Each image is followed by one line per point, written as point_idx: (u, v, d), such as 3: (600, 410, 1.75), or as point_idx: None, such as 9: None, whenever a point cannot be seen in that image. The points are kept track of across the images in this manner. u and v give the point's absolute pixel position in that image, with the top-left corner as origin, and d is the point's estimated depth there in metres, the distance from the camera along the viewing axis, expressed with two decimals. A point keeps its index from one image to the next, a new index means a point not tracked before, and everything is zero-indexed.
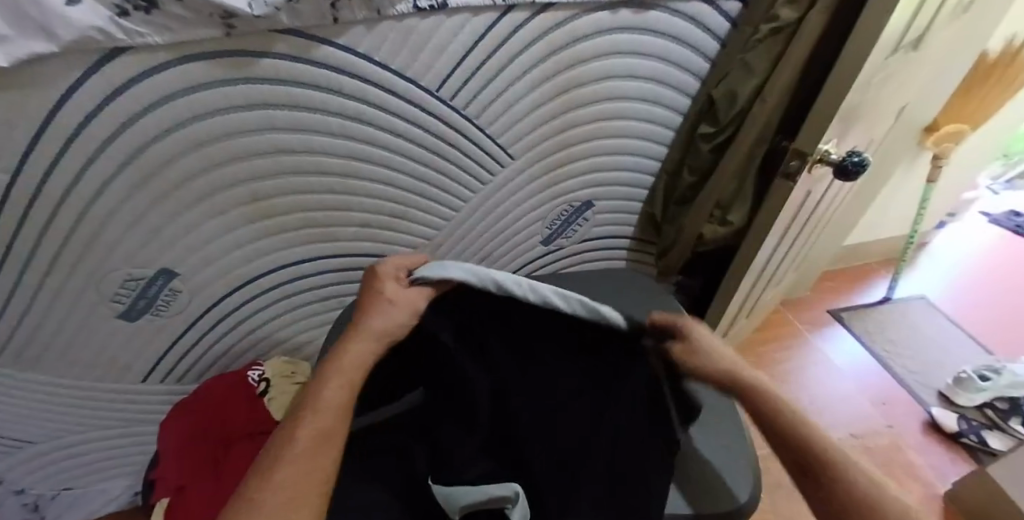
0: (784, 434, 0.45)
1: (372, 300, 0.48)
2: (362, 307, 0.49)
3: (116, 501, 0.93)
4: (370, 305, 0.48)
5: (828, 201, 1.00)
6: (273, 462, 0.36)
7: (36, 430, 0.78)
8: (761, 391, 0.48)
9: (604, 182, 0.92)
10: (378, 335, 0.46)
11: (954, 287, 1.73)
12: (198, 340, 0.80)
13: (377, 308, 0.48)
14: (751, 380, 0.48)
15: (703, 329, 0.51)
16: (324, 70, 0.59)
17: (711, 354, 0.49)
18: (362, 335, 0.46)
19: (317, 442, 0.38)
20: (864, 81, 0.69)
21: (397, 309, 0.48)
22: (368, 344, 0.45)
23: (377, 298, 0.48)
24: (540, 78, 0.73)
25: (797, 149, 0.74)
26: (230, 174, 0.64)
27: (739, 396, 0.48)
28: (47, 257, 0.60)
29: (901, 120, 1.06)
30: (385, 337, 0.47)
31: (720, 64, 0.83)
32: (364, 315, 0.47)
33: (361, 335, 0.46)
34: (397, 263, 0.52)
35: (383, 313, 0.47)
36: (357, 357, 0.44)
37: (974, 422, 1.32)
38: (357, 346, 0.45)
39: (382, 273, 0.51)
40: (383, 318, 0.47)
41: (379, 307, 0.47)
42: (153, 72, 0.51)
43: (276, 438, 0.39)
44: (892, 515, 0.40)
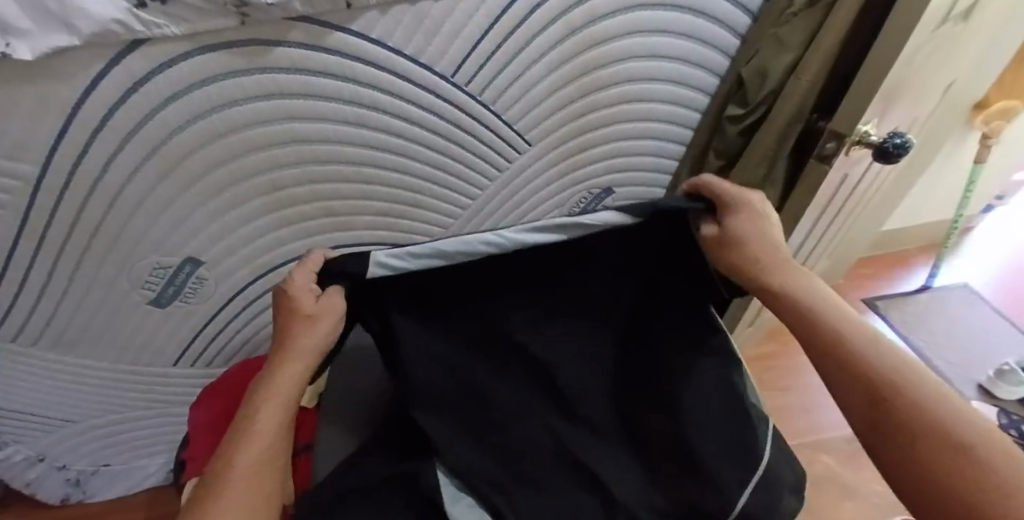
0: (828, 346, 0.41)
1: (290, 314, 0.45)
2: (283, 324, 0.46)
3: (151, 478, 0.97)
4: (291, 320, 0.45)
5: (865, 185, 0.95)
6: (209, 492, 0.38)
7: (77, 410, 0.82)
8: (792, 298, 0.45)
9: (626, 168, 0.90)
10: (306, 360, 0.45)
11: (1000, 275, 1.64)
12: (224, 327, 0.82)
13: (299, 325, 0.45)
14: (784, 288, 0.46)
15: (748, 219, 0.49)
16: (338, 58, 0.59)
17: (744, 245, 0.47)
18: (292, 357, 0.44)
19: (255, 470, 0.39)
20: (908, 57, 0.64)
21: (322, 321, 0.45)
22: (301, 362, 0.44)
23: (296, 316, 0.45)
24: (558, 59, 0.71)
25: (836, 129, 0.70)
26: (250, 165, 0.64)
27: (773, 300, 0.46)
28: (79, 247, 0.62)
29: (948, 99, 1.00)
30: (318, 351, 0.45)
31: (751, 40, 0.79)
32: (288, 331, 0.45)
33: (292, 356, 0.44)
34: (306, 271, 0.47)
35: (309, 330, 0.45)
36: (291, 379, 0.44)
37: (1015, 416, 1.25)
38: (289, 367, 0.44)
39: (291, 287, 0.45)
40: (307, 342, 0.45)
41: (303, 328, 0.45)
42: (171, 64, 0.51)
43: (217, 463, 0.40)
44: (956, 425, 0.33)
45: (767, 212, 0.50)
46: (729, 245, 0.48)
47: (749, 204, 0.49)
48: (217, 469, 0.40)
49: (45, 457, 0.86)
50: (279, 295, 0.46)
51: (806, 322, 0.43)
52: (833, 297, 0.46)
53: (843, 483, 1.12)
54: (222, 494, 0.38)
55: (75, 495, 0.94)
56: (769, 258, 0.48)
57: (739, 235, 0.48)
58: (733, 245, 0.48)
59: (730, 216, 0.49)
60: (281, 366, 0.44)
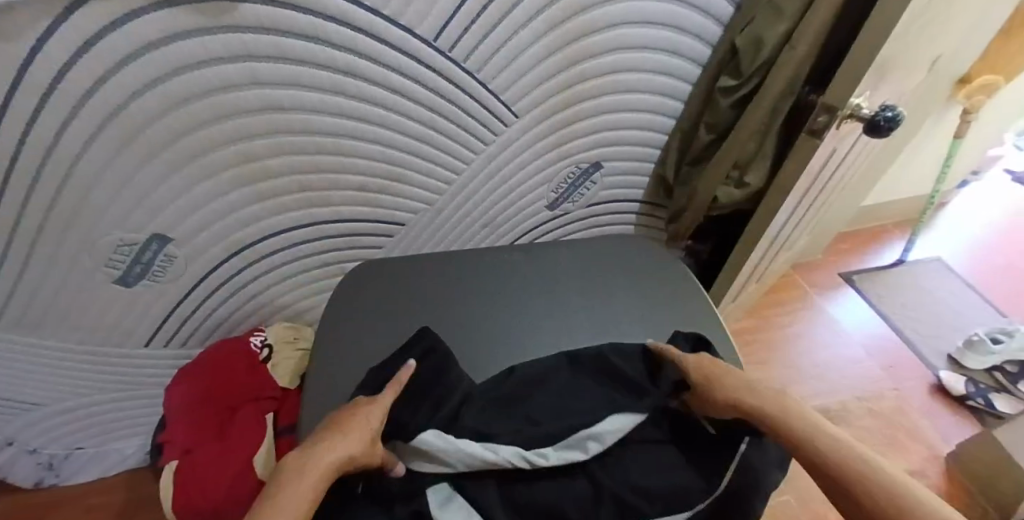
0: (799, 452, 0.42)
1: (355, 409, 0.47)
2: (347, 414, 0.47)
3: (128, 460, 0.95)
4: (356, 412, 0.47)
5: (851, 159, 0.95)
6: None
7: (44, 393, 0.79)
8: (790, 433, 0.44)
9: (614, 141, 0.88)
10: (369, 433, 0.44)
11: (972, 249, 1.68)
12: (198, 306, 0.79)
13: (363, 413, 0.47)
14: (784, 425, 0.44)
15: (706, 373, 0.51)
16: (309, 17, 0.54)
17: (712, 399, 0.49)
18: (352, 429, 0.44)
19: None
20: (907, 27, 0.62)
21: (379, 412, 0.47)
22: (359, 436, 0.43)
23: (365, 407, 0.47)
24: (546, 26, 0.68)
25: (827, 103, 0.69)
26: (218, 134, 0.61)
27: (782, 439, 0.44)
28: (35, 223, 0.58)
29: (934, 71, 0.99)
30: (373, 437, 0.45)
31: (745, 6, 0.76)
32: (349, 415, 0.46)
33: (354, 427, 0.44)
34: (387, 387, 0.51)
35: (368, 415, 0.46)
36: (350, 445, 0.42)
37: (981, 385, 1.31)
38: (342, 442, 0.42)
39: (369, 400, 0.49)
40: (368, 423, 0.45)
41: (370, 415, 0.47)
42: (126, 21, 0.47)
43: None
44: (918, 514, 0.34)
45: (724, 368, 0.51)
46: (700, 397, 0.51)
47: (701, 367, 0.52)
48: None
49: (14, 441, 0.83)
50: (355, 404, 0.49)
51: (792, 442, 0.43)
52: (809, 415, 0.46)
53: None
54: None
55: (48, 478, 0.91)
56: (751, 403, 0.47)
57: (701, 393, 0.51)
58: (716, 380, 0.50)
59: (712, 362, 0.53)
60: (343, 430, 0.44)
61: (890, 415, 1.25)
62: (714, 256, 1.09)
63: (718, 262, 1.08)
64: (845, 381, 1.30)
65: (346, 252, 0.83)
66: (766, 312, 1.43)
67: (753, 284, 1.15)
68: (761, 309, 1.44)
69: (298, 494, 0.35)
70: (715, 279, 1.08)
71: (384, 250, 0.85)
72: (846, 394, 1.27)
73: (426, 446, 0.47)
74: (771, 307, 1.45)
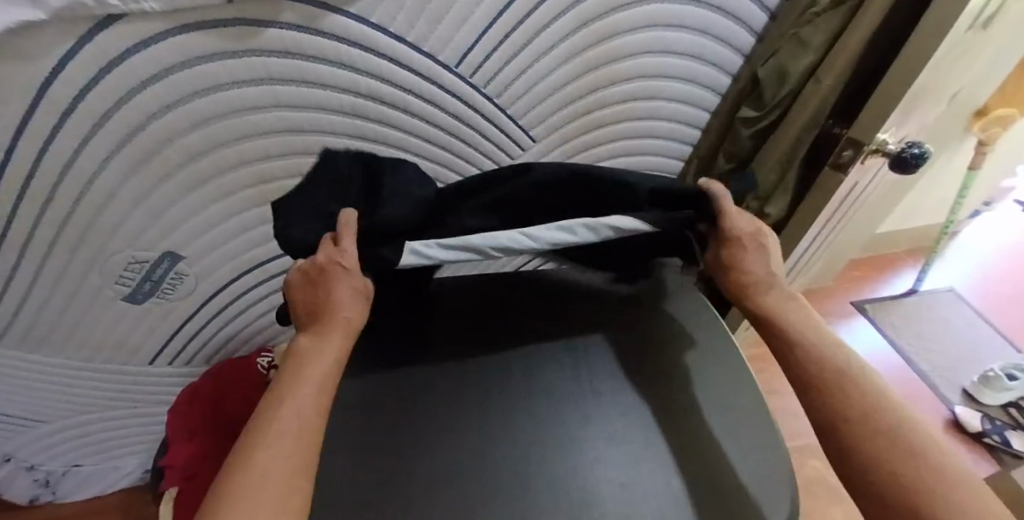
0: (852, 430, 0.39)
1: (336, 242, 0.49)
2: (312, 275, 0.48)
3: (127, 477, 0.93)
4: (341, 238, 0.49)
5: (869, 192, 0.94)
6: (248, 457, 0.34)
7: (45, 411, 0.77)
8: (847, 408, 0.40)
9: (630, 167, 0.87)
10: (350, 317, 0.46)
11: (985, 280, 1.65)
12: (206, 324, 0.78)
13: (341, 282, 0.47)
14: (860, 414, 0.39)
15: (741, 231, 0.54)
16: (333, 41, 0.54)
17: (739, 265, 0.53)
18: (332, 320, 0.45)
19: (291, 462, 0.35)
20: (938, 62, 0.62)
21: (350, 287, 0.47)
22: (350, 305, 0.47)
23: (334, 273, 0.47)
24: (568, 53, 0.67)
25: (853, 137, 0.69)
26: (235, 154, 0.60)
27: (829, 407, 0.41)
28: (47, 239, 0.57)
29: (952, 105, 0.98)
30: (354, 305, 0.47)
31: (768, 38, 0.76)
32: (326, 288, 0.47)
33: (337, 311, 0.46)
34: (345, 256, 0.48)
35: (342, 290, 0.47)
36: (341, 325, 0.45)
37: (998, 421, 1.27)
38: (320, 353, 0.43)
39: (336, 274, 0.47)
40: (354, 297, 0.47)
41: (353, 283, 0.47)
42: (149, 43, 0.46)
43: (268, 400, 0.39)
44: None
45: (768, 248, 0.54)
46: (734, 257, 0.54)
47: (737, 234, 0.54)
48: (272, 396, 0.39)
49: (12, 459, 0.81)
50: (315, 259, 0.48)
51: (857, 428, 0.39)
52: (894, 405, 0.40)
53: (834, 486, 1.11)
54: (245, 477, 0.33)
55: (44, 496, 0.89)
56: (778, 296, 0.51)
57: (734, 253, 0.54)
58: (738, 253, 0.53)
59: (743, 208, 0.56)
60: (331, 305, 0.46)
61: None
62: None
63: None
64: None
65: None
66: None
67: None
68: None
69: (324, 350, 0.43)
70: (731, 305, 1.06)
71: None
72: None
73: (419, 248, 0.50)
74: None
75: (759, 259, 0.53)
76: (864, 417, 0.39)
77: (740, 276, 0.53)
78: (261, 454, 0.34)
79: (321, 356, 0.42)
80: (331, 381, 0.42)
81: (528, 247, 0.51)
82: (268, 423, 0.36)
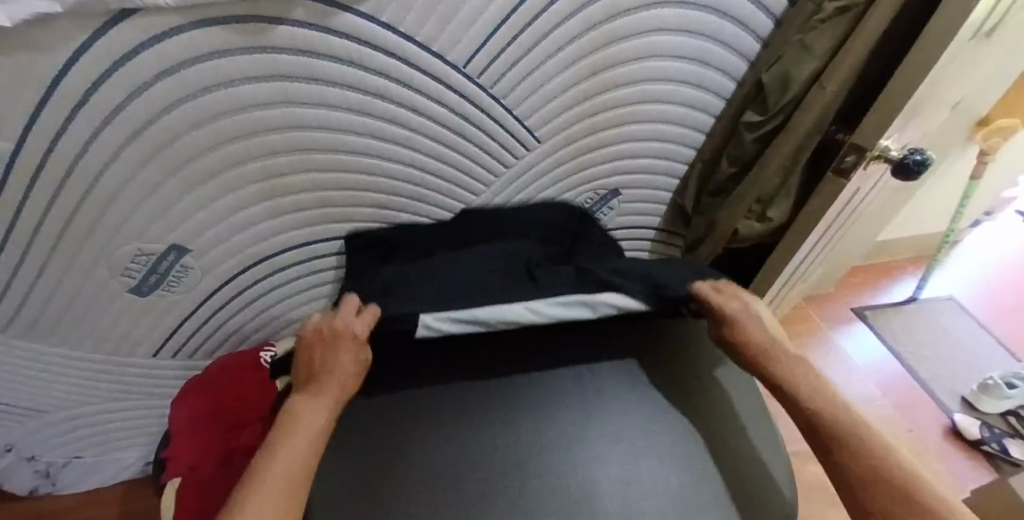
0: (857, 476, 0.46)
1: (348, 311, 0.58)
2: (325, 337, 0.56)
3: (127, 469, 0.94)
4: (358, 310, 0.59)
5: (870, 197, 0.95)
6: (250, 487, 0.40)
7: (47, 401, 0.78)
8: (852, 451, 0.48)
9: (633, 170, 0.88)
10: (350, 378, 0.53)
11: (985, 289, 1.66)
12: (209, 317, 0.78)
13: (345, 346, 0.55)
14: (868, 455, 0.47)
15: (733, 307, 0.64)
16: (342, 40, 0.55)
17: (739, 334, 0.63)
18: (334, 376, 0.53)
19: (284, 497, 0.41)
20: (941, 70, 0.63)
21: (356, 352, 0.55)
22: (349, 364, 0.54)
23: (343, 337, 0.56)
24: (574, 55, 0.68)
25: (857, 143, 0.70)
26: (243, 149, 0.61)
27: (839, 456, 0.49)
28: (56, 229, 0.57)
29: (954, 113, 0.99)
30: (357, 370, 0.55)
31: (773, 44, 0.77)
32: (335, 348, 0.55)
33: (338, 369, 0.53)
34: (358, 324, 0.57)
35: (348, 354, 0.55)
36: (342, 384, 0.53)
37: (997, 429, 1.28)
38: (317, 405, 0.50)
39: (345, 338, 0.55)
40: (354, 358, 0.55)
41: (356, 346, 0.55)
42: (162, 37, 0.47)
43: (274, 439, 0.46)
44: None
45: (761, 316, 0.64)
46: (736, 328, 0.63)
47: (729, 309, 0.64)
48: (278, 435, 0.46)
49: (13, 448, 0.81)
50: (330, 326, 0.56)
51: (862, 473, 0.46)
52: (884, 445, 0.48)
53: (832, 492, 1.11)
54: (242, 506, 0.38)
55: (44, 487, 0.89)
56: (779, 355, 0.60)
57: (734, 323, 0.63)
58: (735, 323, 0.63)
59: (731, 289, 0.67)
60: (335, 365, 0.53)
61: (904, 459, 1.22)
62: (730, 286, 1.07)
63: None
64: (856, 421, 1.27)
65: None
66: None
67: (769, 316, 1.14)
68: None
69: (324, 404, 0.50)
70: None
71: None
72: None
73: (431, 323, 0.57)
74: None
75: (758, 331, 0.62)
76: (864, 460, 0.47)
77: (747, 351, 0.61)
78: (257, 485, 0.40)
79: (320, 410, 0.49)
80: (325, 432, 0.48)
81: (529, 316, 0.61)
82: (270, 456, 0.43)
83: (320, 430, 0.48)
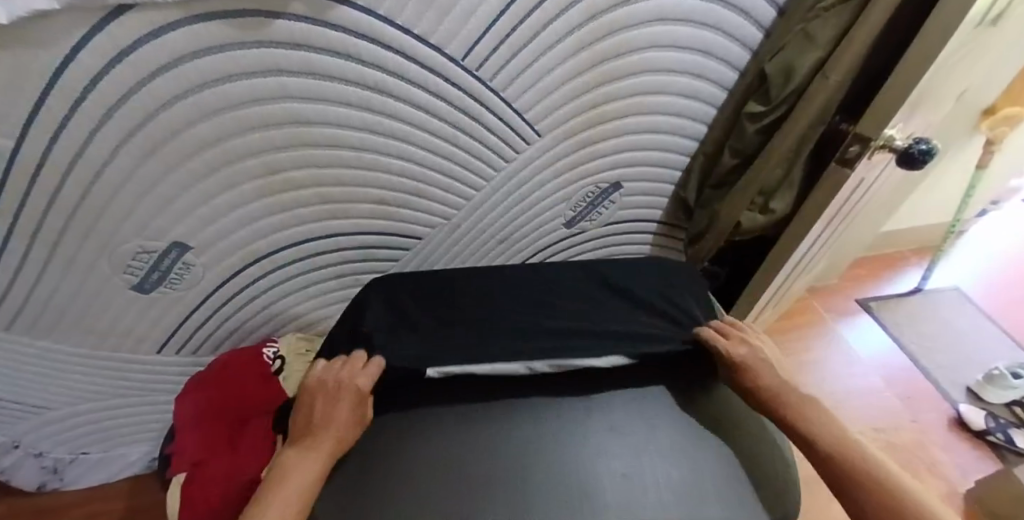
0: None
1: (354, 366, 0.56)
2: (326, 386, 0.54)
3: (133, 465, 0.95)
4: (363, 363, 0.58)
5: (874, 188, 0.94)
6: None
7: (52, 397, 0.78)
8: (872, 496, 0.46)
9: (635, 163, 0.87)
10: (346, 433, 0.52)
11: (991, 280, 1.64)
12: (212, 314, 0.78)
13: (344, 403, 0.53)
14: (891, 502, 0.45)
15: (738, 347, 0.63)
16: (339, 34, 0.54)
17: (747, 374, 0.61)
18: (331, 429, 0.51)
19: None
20: (947, 58, 0.62)
21: (356, 405, 0.54)
22: (347, 420, 0.52)
23: (345, 387, 0.54)
24: (574, 47, 0.67)
25: (862, 133, 0.69)
26: (242, 146, 0.60)
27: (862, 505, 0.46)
28: (57, 227, 0.58)
29: (960, 102, 0.97)
30: (355, 425, 0.53)
31: (776, 33, 0.76)
32: (334, 398, 0.53)
33: (336, 423, 0.51)
34: (362, 376, 0.56)
35: (346, 406, 0.53)
36: (338, 438, 0.51)
37: (1002, 420, 1.27)
38: (310, 461, 0.47)
39: (346, 388, 0.54)
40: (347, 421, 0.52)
41: (356, 402, 0.53)
42: (160, 33, 0.47)
43: (263, 494, 0.43)
44: None
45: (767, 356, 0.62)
46: (742, 368, 0.61)
47: (734, 349, 0.62)
48: (268, 490, 0.44)
49: (20, 444, 0.82)
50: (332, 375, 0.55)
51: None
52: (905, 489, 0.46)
53: None
54: None
55: (51, 482, 0.90)
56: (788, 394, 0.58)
57: (741, 363, 0.61)
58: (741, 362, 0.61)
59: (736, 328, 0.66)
60: (334, 418, 0.52)
61: (908, 449, 1.22)
62: (733, 279, 1.06)
63: (735, 286, 1.06)
64: (860, 412, 1.26)
65: (359, 265, 0.82)
66: (780, 337, 1.40)
67: (772, 308, 1.13)
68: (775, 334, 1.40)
69: (318, 460, 0.48)
70: (734, 301, 1.06)
71: (398, 264, 0.84)
72: (865, 424, 1.24)
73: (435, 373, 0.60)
74: (784, 332, 1.41)
75: (770, 371, 0.60)
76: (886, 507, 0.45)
77: (756, 393, 0.59)
78: None
79: (314, 465, 0.47)
80: (315, 490, 0.46)
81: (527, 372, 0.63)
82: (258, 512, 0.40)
83: (310, 487, 0.45)
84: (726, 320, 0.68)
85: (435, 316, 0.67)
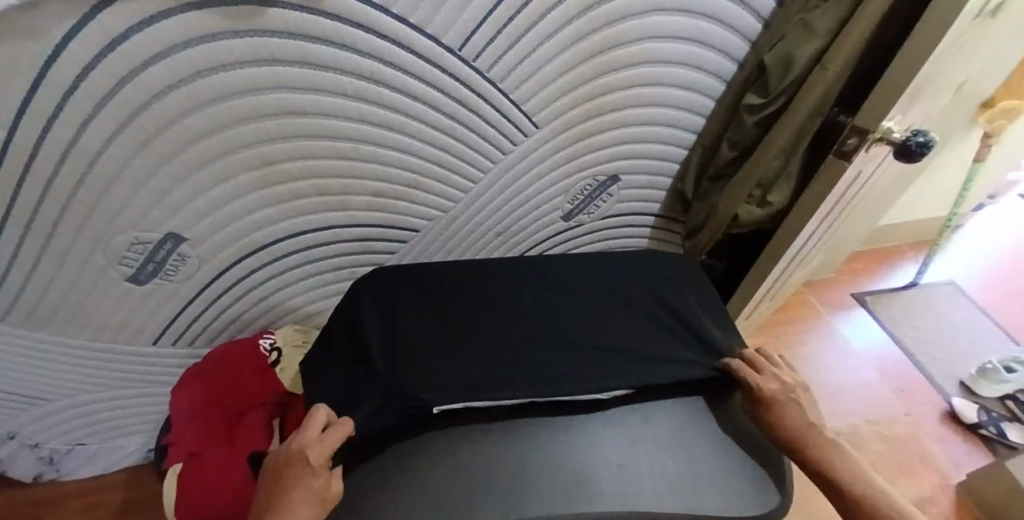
0: None
1: (312, 431, 0.49)
2: (282, 462, 0.46)
3: (130, 456, 0.95)
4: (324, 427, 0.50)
5: (871, 182, 0.94)
6: None
7: (48, 389, 0.78)
8: None
9: (632, 156, 0.87)
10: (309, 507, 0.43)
11: (986, 273, 1.65)
12: (208, 306, 0.78)
13: (304, 468, 0.45)
14: None
15: (770, 383, 0.60)
16: (335, 22, 0.54)
17: (780, 412, 0.58)
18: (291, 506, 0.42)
19: None
20: (945, 50, 0.61)
21: (318, 474, 0.45)
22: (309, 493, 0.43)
23: (302, 457, 0.46)
24: (572, 37, 0.67)
25: (860, 125, 0.69)
26: (238, 137, 0.60)
27: None
28: (51, 218, 0.57)
29: (959, 94, 0.97)
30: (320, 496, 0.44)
31: (775, 24, 0.76)
32: (292, 472, 0.45)
33: (296, 496, 0.43)
34: (322, 440, 0.48)
35: (306, 477, 0.44)
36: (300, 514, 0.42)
37: (994, 413, 1.29)
38: None
39: (303, 456, 0.46)
40: (312, 485, 0.44)
41: (315, 468, 0.45)
42: (152, 21, 0.46)
43: None
44: None
45: (796, 393, 0.60)
46: (772, 401, 0.59)
47: (767, 384, 0.60)
48: None
49: (16, 436, 0.82)
50: (289, 448, 0.47)
51: None
52: None
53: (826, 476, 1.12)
54: None
55: (48, 474, 0.90)
56: (815, 434, 0.57)
57: (773, 399, 0.59)
58: (771, 397, 0.59)
59: (768, 361, 0.64)
60: (292, 493, 0.43)
61: (900, 441, 1.23)
62: (730, 272, 1.06)
63: (731, 279, 1.07)
64: (854, 406, 1.27)
65: (354, 258, 0.82)
66: (775, 330, 1.40)
67: (768, 302, 1.13)
68: (770, 327, 1.41)
69: None
70: (731, 294, 1.06)
71: (395, 256, 0.84)
72: (857, 417, 1.25)
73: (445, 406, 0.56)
74: (779, 326, 1.41)
75: (797, 410, 0.58)
76: None
77: (780, 430, 0.57)
78: None
79: None
80: None
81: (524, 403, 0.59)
82: None
83: None
84: (759, 351, 0.66)
85: (434, 311, 0.67)
